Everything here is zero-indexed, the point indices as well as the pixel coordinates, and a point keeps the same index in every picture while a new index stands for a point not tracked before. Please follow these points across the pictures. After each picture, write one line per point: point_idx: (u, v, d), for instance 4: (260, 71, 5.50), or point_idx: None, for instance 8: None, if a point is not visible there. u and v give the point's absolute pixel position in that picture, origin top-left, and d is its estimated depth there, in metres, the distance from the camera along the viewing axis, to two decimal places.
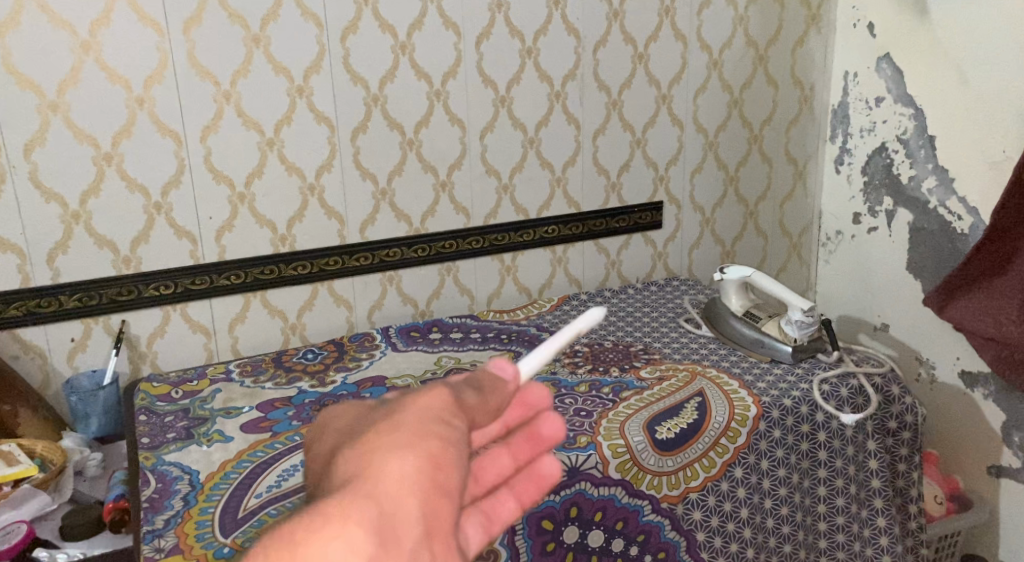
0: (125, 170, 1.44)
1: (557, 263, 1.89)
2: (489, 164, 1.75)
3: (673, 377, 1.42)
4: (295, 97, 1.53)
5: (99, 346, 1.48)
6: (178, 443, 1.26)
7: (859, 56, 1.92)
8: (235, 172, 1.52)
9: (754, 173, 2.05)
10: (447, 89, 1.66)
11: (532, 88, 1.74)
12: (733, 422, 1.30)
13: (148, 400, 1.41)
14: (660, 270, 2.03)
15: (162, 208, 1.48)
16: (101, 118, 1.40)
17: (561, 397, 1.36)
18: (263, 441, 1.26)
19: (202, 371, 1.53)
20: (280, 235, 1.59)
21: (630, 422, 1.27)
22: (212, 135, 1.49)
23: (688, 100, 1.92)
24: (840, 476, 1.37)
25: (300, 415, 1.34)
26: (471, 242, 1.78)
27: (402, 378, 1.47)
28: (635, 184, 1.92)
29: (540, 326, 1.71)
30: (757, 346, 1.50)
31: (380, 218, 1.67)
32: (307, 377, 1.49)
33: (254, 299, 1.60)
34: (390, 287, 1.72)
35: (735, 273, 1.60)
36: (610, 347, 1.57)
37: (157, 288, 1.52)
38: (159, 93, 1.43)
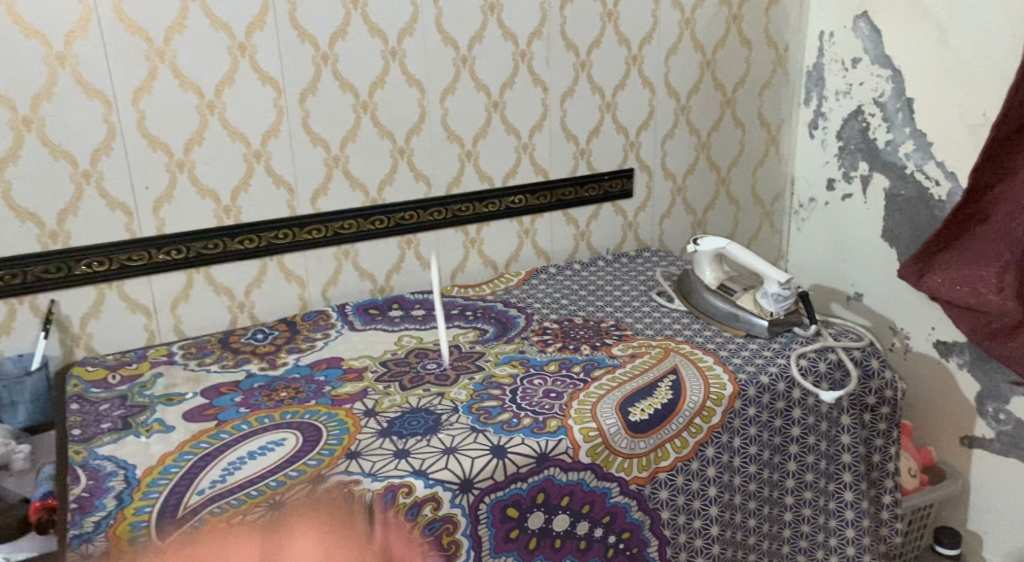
0: (48, 136, 1.30)
1: (524, 235, 1.81)
2: (451, 129, 1.64)
3: (646, 354, 1.35)
4: (237, 56, 1.40)
5: (27, 327, 1.36)
6: (113, 435, 1.16)
7: (836, 14, 1.84)
8: (172, 138, 1.40)
9: (726, 138, 1.97)
10: (404, 48, 1.54)
11: (495, 48, 1.63)
12: (708, 401, 1.23)
13: (82, 387, 1.30)
14: (631, 240, 1.95)
15: (92, 177, 1.35)
16: (16, 76, 1.26)
17: (528, 378, 1.29)
18: (208, 430, 1.16)
19: (142, 354, 1.41)
20: (225, 206, 1.48)
21: (602, 403, 1.20)
22: (146, 97, 1.36)
23: (659, 61, 1.82)
24: (811, 452, 1.31)
25: (248, 402, 1.24)
26: (432, 213, 1.68)
27: (361, 359, 1.38)
28: (604, 150, 1.83)
29: (507, 301, 1.62)
30: (732, 320, 1.44)
31: (333, 187, 1.56)
32: (257, 359, 1.39)
33: (198, 276, 1.48)
34: (346, 261, 1.62)
35: (709, 245, 1.53)
36: (580, 323, 1.49)
37: (89, 265, 1.39)
38: (83, 50, 1.29)
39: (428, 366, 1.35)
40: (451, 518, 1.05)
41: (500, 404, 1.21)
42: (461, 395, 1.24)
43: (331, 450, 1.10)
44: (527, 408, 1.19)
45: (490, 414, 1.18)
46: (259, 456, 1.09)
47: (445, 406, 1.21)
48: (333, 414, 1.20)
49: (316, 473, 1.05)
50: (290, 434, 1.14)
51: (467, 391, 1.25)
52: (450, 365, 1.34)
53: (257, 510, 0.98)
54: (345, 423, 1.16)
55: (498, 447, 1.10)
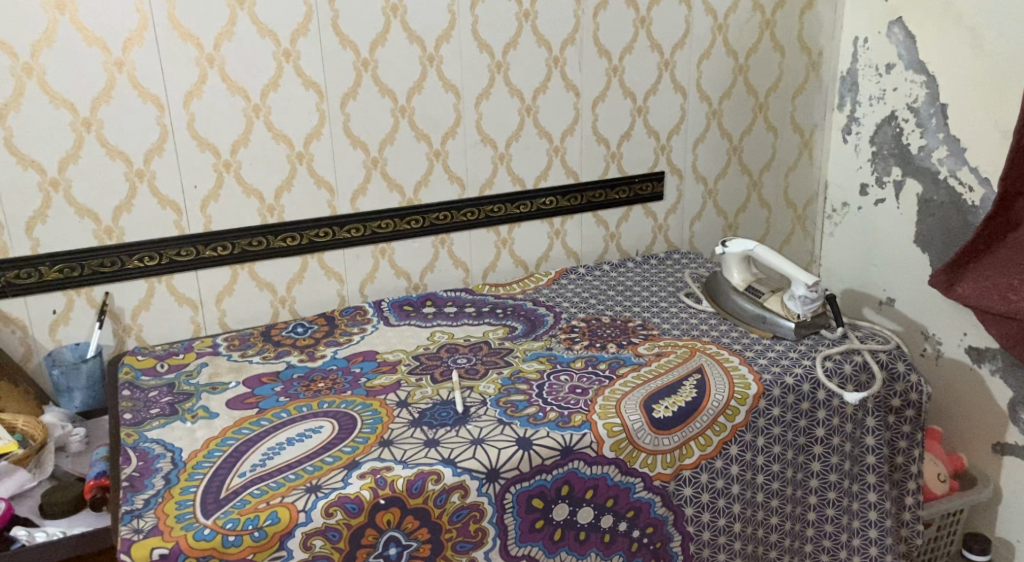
0: (105, 137, 1.38)
1: (555, 235, 1.85)
2: (484, 132, 1.69)
3: (671, 353, 1.38)
4: (281, 61, 1.47)
5: (82, 317, 1.44)
6: (161, 419, 1.23)
7: (870, 20, 1.84)
8: (220, 140, 1.47)
9: (757, 142, 1.98)
10: (440, 54, 1.60)
11: (529, 53, 1.68)
12: (732, 400, 1.26)
13: (133, 374, 1.37)
14: (661, 242, 1.98)
15: (145, 176, 1.43)
16: (78, 81, 1.33)
17: (555, 373, 1.33)
18: (249, 417, 1.22)
19: (189, 344, 1.49)
20: (268, 205, 1.54)
21: (627, 400, 1.23)
22: (196, 101, 1.43)
23: (691, 66, 1.84)
24: (835, 453, 1.33)
25: (288, 391, 1.30)
26: (466, 214, 1.73)
27: (394, 353, 1.44)
28: (636, 153, 1.86)
29: (536, 300, 1.66)
30: (758, 321, 1.45)
31: (371, 188, 1.62)
32: (296, 351, 1.46)
33: (241, 271, 1.55)
34: (382, 259, 1.68)
35: (738, 247, 1.54)
36: (608, 322, 1.52)
37: (141, 260, 1.46)
38: (139, 57, 1.36)
39: (458, 360, 1.40)
40: (478, 507, 1.09)
41: (527, 398, 1.25)
42: (489, 389, 1.29)
43: (364, 438, 1.16)
44: (552, 402, 1.23)
45: (517, 407, 1.22)
46: (296, 442, 1.15)
47: (474, 399, 1.25)
48: (367, 404, 1.25)
49: (351, 460, 1.10)
50: (327, 422, 1.20)
51: (495, 385, 1.30)
52: (479, 360, 1.39)
53: (295, 492, 1.03)
54: (379, 413, 1.22)
55: (524, 439, 1.14)
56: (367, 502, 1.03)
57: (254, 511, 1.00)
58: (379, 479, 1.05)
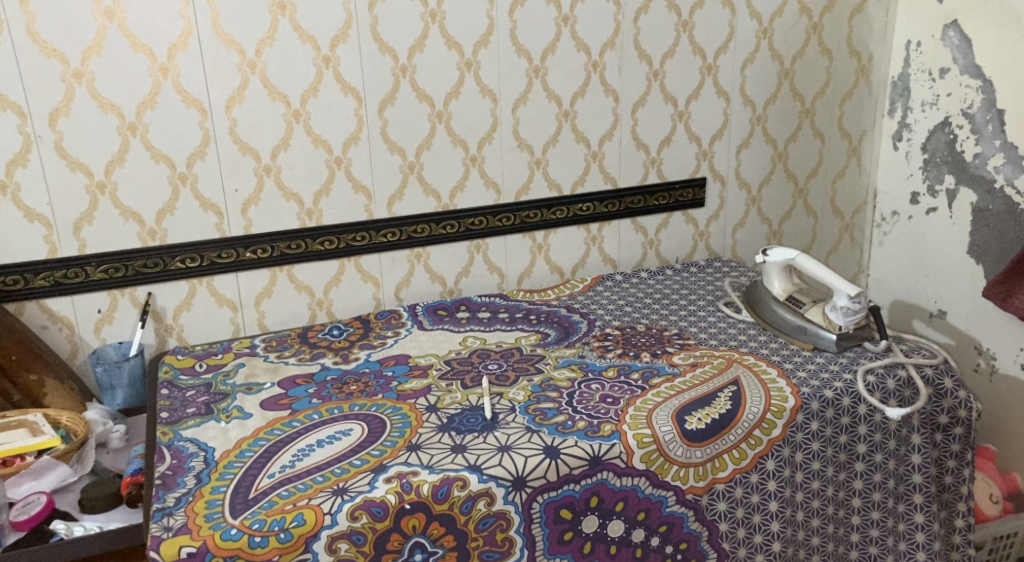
0: (150, 140, 1.41)
1: (592, 242, 1.83)
2: (521, 137, 1.69)
3: (707, 364, 1.34)
4: (321, 67, 1.49)
5: (126, 317, 1.47)
6: (197, 419, 1.25)
7: (923, 23, 1.78)
8: (260, 144, 1.49)
9: (804, 148, 1.94)
10: (478, 59, 1.60)
11: (567, 59, 1.67)
12: (768, 413, 1.22)
13: (172, 373, 1.40)
14: (702, 250, 1.94)
15: (187, 179, 1.46)
16: (125, 86, 1.37)
17: (587, 382, 1.31)
18: (282, 419, 1.24)
19: (228, 345, 1.51)
20: (307, 209, 1.56)
21: (658, 411, 1.21)
22: (237, 106, 1.45)
23: (735, 71, 1.81)
24: (878, 471, 1.28)
25: (320, 393, 1.31)
26: (502, 219, 1.73)
27: (426, 357, 1.44)
28: (676, 159, 1.83)
29: (571, 307, 1.65)
30: (799, 333, 1.40)
31: (408, 193, 1.63)
32: (331, 353, 1.47)
33: (280, 274, 1.58)
34: (418, 264, 1.69)
35: (779, 256, 1.48)
36: (642, 330, 1.50)
37: (183, 261, 1.49)
38: (184, 63, 1.39)
39: (489, 366, 1.39)
40: (504, 515, 1.08)
41: (557, 406, 1.23)
42: (519, 396, 1.28)
43: (393, 442, 1.16)
44: (582, 411, 1.21)
45: (546, 415, 1.21)
46: (326, 445, 1.16)
47: (503, 406, 1.25)
48: (397, 408, 1.26)
49: (378, 463, 1.10)
50: (357, 425, 1.21)
51: (526, 393, 1.29)
52: (511, 367, 1.39)
53: (321, 495, 1.04)
54: (408, 417, 1.22)
55: (551, 447, 1.12)
56: (393, 506, 1.03)
57: (281, 513, 1.01)
58: (405, 484, 1.05)
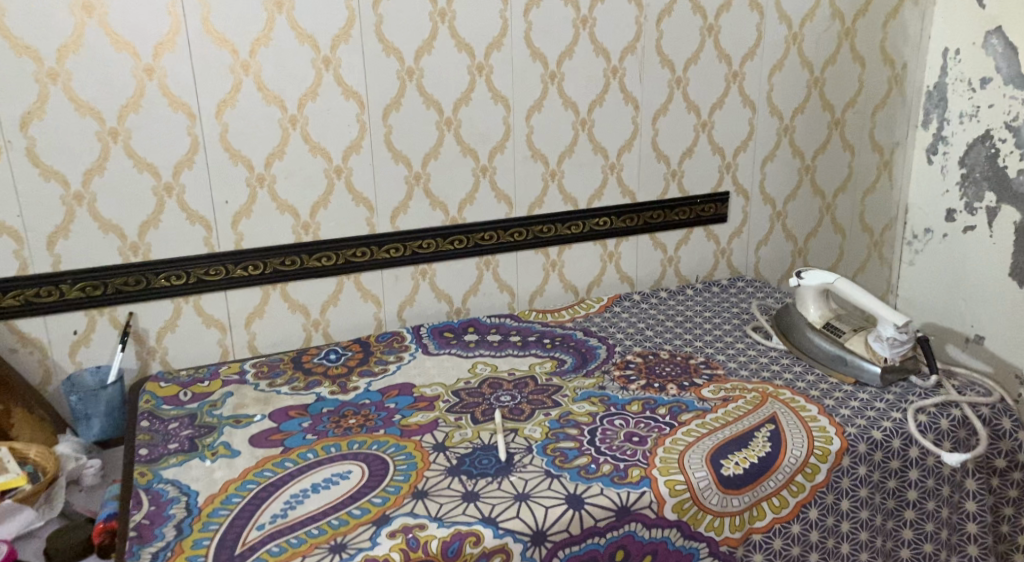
0: (133, 147, 1.29)
1: (608, 259, 1.72)
2: (535, 147, 1.58)
3: (741, 398, 1.23)
4: (321, 69, 1.37)
5: (104, 339, 1.35)
6: (179, 456, 1.13)
7: (963, 29, 1.66)
8: (253, 152, 1.37)
9: (832, 161, 1.83)
10: (490, 63, 1.49)
11: (585, 63, 1.56)
12: (812, 457, 1.09)
13: (154, 403, 1.28)
14: (723, 268, 1.83)
15: (173, 190, 1.34)
16: (105, 88, 1.25)
17: (609, 418, 1.20)
18: (273, 457, 1.12)
19: (215, 370, 1.39)
20: (303, 222, 1.44)
21: (691, 453, 1.09)
22: (229, 111, 1.33)
23: (762, 78, 1.70)
24: (929, 520, 1.17)
25: (316, 428, 1.19)
26: (513, 235, 1.62)
27: (432, 387, 1.33)
28: (699, 171, 1.72)
29: (587, 330, 1.54)
30: (838, 364, 1.29)
31: (413, 206, 1.52)
32: (327, 382, 1.35)
33: (274, 292, 1.46)
34: (423, 281, 1.57)
35: (815, 279, 1.37)
36: (666, 358, 1.38)
37: (168, 279, 1.37)
38: (171, 63, 1.28)
39: (502, 398, 1.28)
40: None
41: (578, 446, 1.12)
42: (535, 433, 1.16)
43: (396, 487, 1.04)
44: (607, 453, 1.10)
45: (566, 457, 1.09)
46: (322, 490, 1.04)
47: (519, 445, 1.13)
48: (401, 446, 1.14)
49: (380, 514, 0.98)
50: (356, 466, 1.09)
51: (542, 429, 1.17)
52: (525, 399, 1.27)
53: (316, 552, 0.92)
54: (413, 458, 1.11)
55: (574, 497, 1.00)
56: None
57: None
58: (411, 540, 0.93)
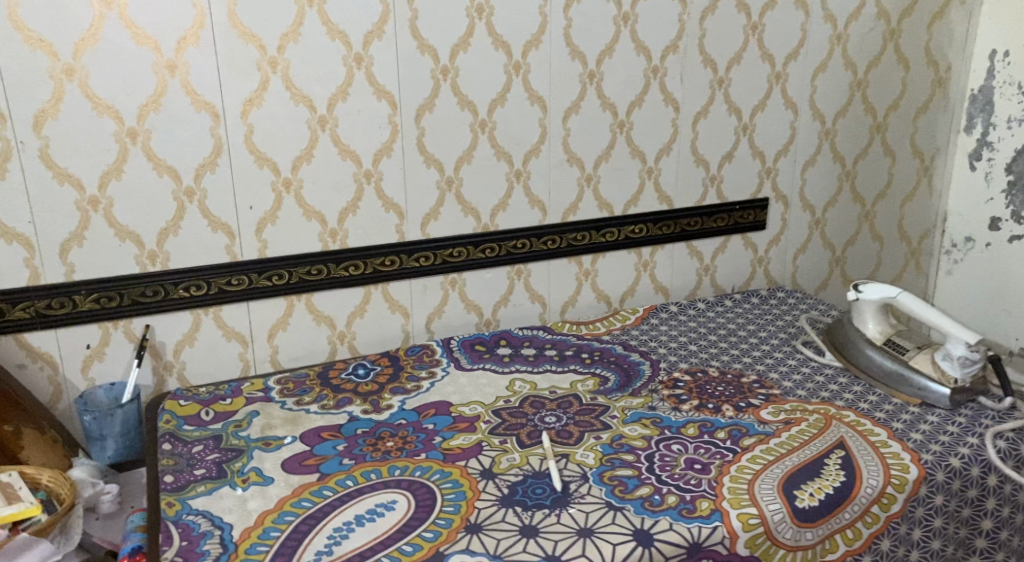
0: (152, 149, 1.20)
1: (643, 268, 1.65)
2: (572, 151, 1.50)
3: (803, 421, 1.16)
4: (352, 67, 1.29)
5: (119, 353, 1.26)
6: (207, 484, 1.04)
7: (1013, 31, 1.63)
8: (280, 155, 1.29)
9: (873, 168, 1.76)
10: (528, 62, 1.41)
11: (626, 63, 1.48)
12: (888, 487, 1.02)
13: (174, 423, 1.19)
14: (760, 277, 1.76)
15: (195, 195, 1.25)
16: (124, 86, 1.16)
17: (665, 442, 1.12)
18: (310, 486, 1.03)
19: (237, 387, 1.30)
20: (331, 229, 1.36)
21: (761, 483, 1.02)
22: (255, 111, 1.25)
23: (805, 80, 1.63)
24: (1001, 548, 1.11)
25: (352, 452, 1.11)
26: (547, 243, 1.54)
27: (470, 406, 1.25)
28: (738, 177, 1.65)
29: (627, 344, 1.47)
30: (900, 383, 1.22)
31: (444, 212, 1.44)
32: (358, 400, 1.27)
33: (298, 303, 1.37)
34: (452, 291, 1.49)
35: (875, 294, 1.30)
36: (717, 377, 1.31)
37: (187, 289, 1.29)
38: (194, 59, 1.19)
39: (547, 419, 1.20)
40: None
41: (637, 474, 1.04)
42: (589, 459, 1.09)
43: (447, 520, 0.96)
44: (669, 482, 1.02)
45: (627, 487, 1.02)
46: (368, 523, 0.95)
47: (573, 473, 1.05)
48: (446, 473, 1.06)
49: (433, 552, 0.90)
50: (401, 496, 1.01)
51: (596, 455, 1.10)
52: (571, 420, 1.19)
53: None
54: (461, 487, 1.03)
55: (643, 532, 0.93)
56: None
57: None
58: None
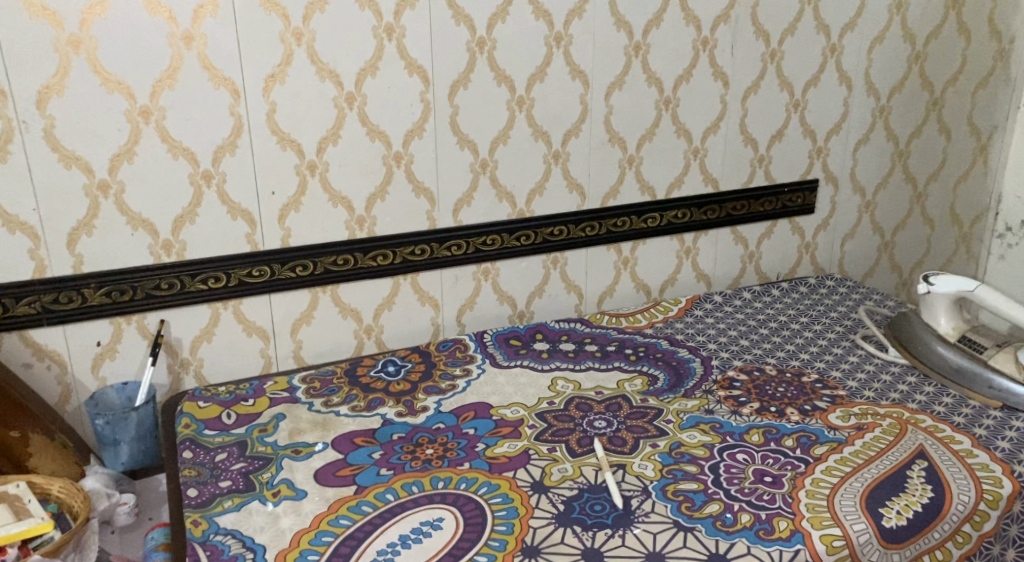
0: (167, 129, 1.10)
1: (685, 255, 1.55)
2: (614, 130, 1.40)
3: (876, 427, 1.08)
4: (383, 39, 1.18)
5: (133, 350, 1.17)
6: (235, 499, 0.95)
7: None
8: (304, 135, 1.18)
9: (927, 147, 1.66)
10: (570, 33, 1.30)
11: (674, 35, 1.37)
12: (981, 503, 0.95)
13: (194, 428, 1.10)
14: (805, 264, 1.67)
15: (213, 179, 1.15)
16: (136, 59, 1.05)
17: (729, 451, 1.03)
18: (346, 501, 0.94)
19: (259, 386, 1.21)
20: (358, 216, 1.26)
21: (841, 499, 0.93)
22: (277, 87, 1.14)
23: (861, 53, 1.53)
24: None
25: (389, 461, 1.02)
26: (586, 229, 1.44)
27: (512, 408, 1.16)
28: (787, 157, 1.55)
29: (672, 339, 1.37)
30: (978, 384, 1.14)
31: (478, 197, 1.33)
32: (391, 400, 1.18)
33: (323, 295, 1.27)
34: (485, 282, 1.39)
35: (949, 287, 1.21)
36: (775, 377, 1.22)
37: (205, 281, 1.19)
38: (212, 30, 1.08)
39: (596, 424, 1.11)
40: None
41: (703, 489, 0.96)
42: (648, 470, 1.00)
43: (501, 541, 0.87)
44: (740, 498, 0.94)
45: (694, 503, 0.93)
46: (414, 545, 0.87)
47: (632, 486, 0.97)
48: (494, 485, 0.97)
49: None
50: (447, 513, 0.92)
51: (655, 465, 1.01)
52: (623, 426, 1.10)
53: None
54: (513, 502, 0.94)
55: (718, 557, 0.84)
56: None
57: None
58: None
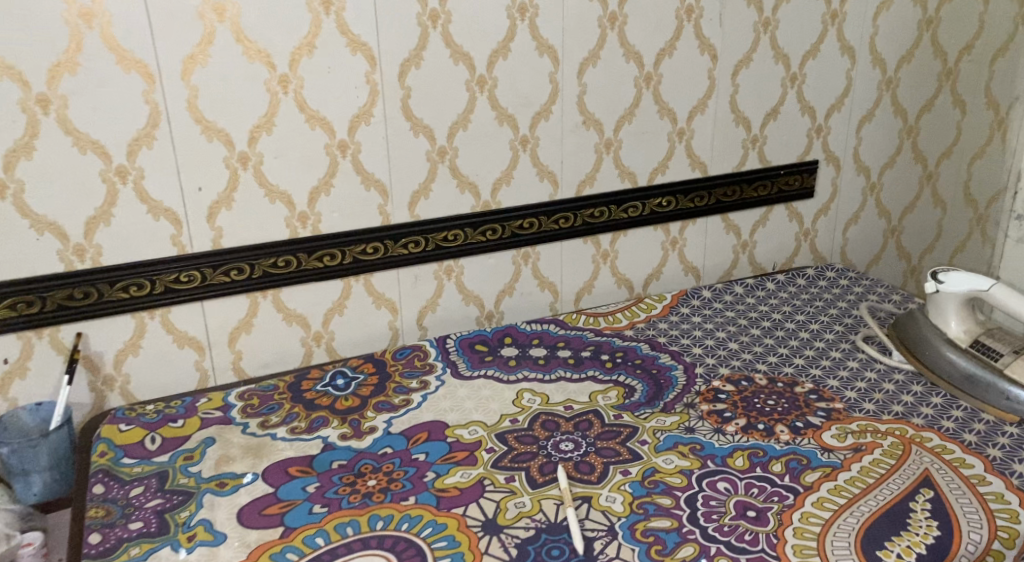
0: (71, 120, 0.97)
1: (670, 246, 1.41)
2: (588, 111, 1.26)
3: (876, 447, 0.96)
4: (319, 13, 1.04)
5: (47, 368, 1.05)
6: (143, 545, 0.83)
7: None
8: (232, 124, 1.05)
9: (939, 121, 1.51)
10: (536, 3, 1.16)
11: (654, 3, 1.23)
12: (995, 542, 0.81)
13: (111, 456, 0.98)
14: (804, 253, 1.54)
15: (129, 175, 1.02)
16: (29, 40, 0.92)
17: (709, 478, 0.91)
18: (269, 547, 0.83)
19: (192, 404, 1.09)
20: (300, 213, 1.13)
21: (834, 540, 0.81)
22: (198, 69, 1.01)
23: (865, 20, 1.38)
24: None
25: (324, 496, 0.90)
26: (560, 220, 1.31)
27: (469, 428, 1.03)
28: (783, 137, 1.41)
29: (654, 342, 1.25)
30: (994, 396, 1.01)
31: (437, 188, 1.20)
32: (336, 419, 1.06)
33: (263, 300, 1.15)
34: (448, 281, 1.27)
35: (960, 285, 1.07)
36: (766, 387, 1.10)
37: (127, 289, 1.06)
38: (117, 4, 0.95)
39: (562, 446, 0.99)
40: None
41: (677, 527, 0.84)
42: (616, 505, 0.88)
43: None
44: (718, 540, 0.81)
45: (665, 546, 0.81)
46: None
47: (597, 525, 0.85)
48: (440, 525, 0.85)
49: None
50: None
51: (624, 498, 0.89)
52: (592, 448, 0.98)
53: None
54: (459, 546, 0.82)
55: None
56: None
57: None
58: None
